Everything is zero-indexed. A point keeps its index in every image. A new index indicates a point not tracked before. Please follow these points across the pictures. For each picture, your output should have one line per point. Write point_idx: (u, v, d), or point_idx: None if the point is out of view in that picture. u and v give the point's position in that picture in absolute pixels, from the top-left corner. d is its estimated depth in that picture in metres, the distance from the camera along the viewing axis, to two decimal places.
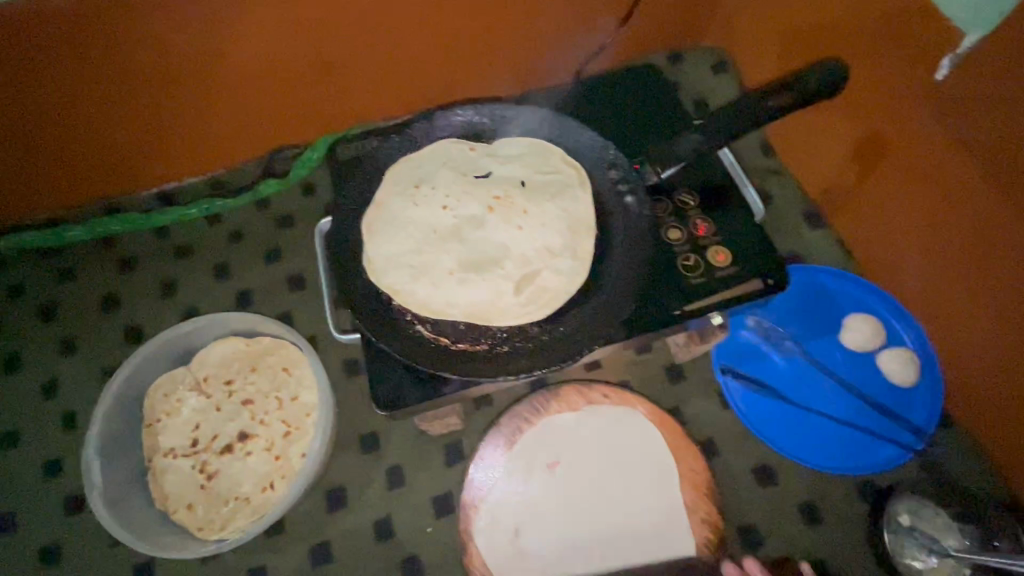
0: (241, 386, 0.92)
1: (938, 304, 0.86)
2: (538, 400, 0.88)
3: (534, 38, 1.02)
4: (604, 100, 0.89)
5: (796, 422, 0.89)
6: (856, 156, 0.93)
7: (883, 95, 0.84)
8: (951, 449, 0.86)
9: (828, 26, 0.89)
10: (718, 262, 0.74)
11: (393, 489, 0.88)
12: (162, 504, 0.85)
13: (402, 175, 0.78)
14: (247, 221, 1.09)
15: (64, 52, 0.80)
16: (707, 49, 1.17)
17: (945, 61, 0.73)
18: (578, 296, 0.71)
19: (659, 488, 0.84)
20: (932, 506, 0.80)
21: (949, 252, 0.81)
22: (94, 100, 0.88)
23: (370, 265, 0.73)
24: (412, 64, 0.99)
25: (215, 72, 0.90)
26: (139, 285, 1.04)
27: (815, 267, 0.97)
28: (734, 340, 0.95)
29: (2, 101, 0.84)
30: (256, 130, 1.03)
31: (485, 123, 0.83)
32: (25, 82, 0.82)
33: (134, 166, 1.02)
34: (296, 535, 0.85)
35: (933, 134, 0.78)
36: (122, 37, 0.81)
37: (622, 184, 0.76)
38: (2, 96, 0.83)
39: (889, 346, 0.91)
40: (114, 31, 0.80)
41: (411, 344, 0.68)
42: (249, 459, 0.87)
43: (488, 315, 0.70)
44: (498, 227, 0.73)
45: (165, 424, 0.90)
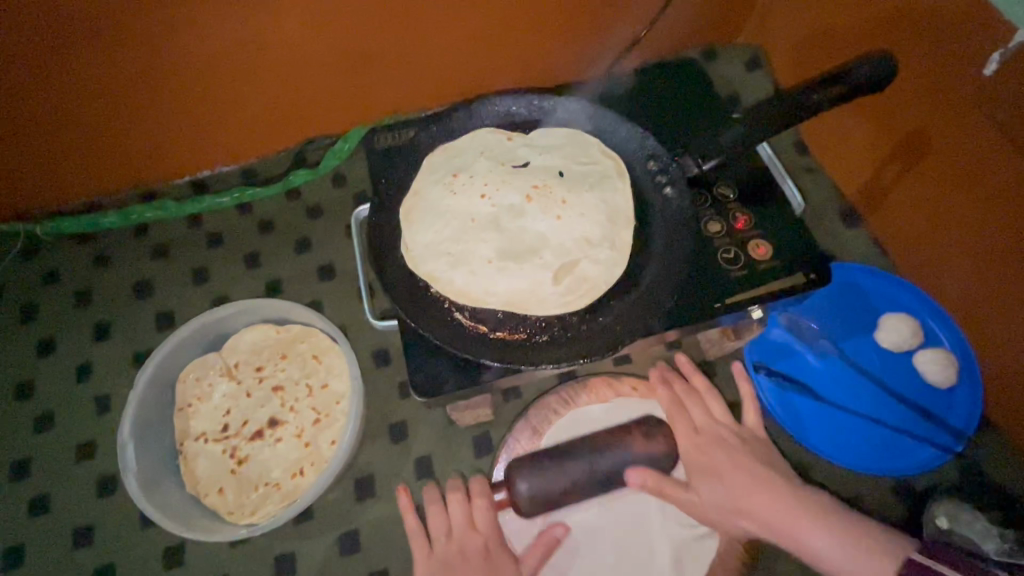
0: (271, 373, 0.92)
1: (979, 304, 0.85)
2: (566, 391, 0.87)
3: (570, 32, 1.02)
4: (642, 92, 0.89)
5: (831, 422, 0.88)
6: (897, 153, 0.91)
7: (928, 91, 0.82)
8: (991, 454, 0.85)
9: (869, 21, 0.88)
10: (758, 255, 0.73)
11: (422, 480, 0.88)
12: (194, 487, 0.85)
13: (440, 164, 0.78)
14: (279, 210, 1.10)
15: (104, 45, 0.80)
16: (741, 46, 1.16)
17: (994, 56, 0.70)
18: (617, 287, 0.71)
19: None
20: (970, 511, 0.79)
21: (994, 252, 0.79)
22: (131, 91, 0.89)
23: (409, 252, 0.73)
24: (448, 56, 0.99)
25: (250, 64, 0.90)
26: (172, 271, 1.05)
27: (850, 266, 0.96)
28: (766, 337, 0.93)
29: (39, 90, 0.84)
30: (288, 120, 1.04)
31: (522, 114, 0.83)
32: (60, 73, 0.82)
33: (168, 153, 1.03)
34: (325, 522, 0.86)
35: (980, 132, 0.76)
36: (156, 29, 0.80)
37: (661, 176, 0.76)
38: (39, 85, 0.83)
39: (926, 346, 0.90)
40: (149, 23, 0.79)
41: (450, 331, 0.68)
42: (279, 446, 0.87)
43: (527, 304, 0.69)
44: (537, 216, 0.72)
45: (196, 409, 0.90)
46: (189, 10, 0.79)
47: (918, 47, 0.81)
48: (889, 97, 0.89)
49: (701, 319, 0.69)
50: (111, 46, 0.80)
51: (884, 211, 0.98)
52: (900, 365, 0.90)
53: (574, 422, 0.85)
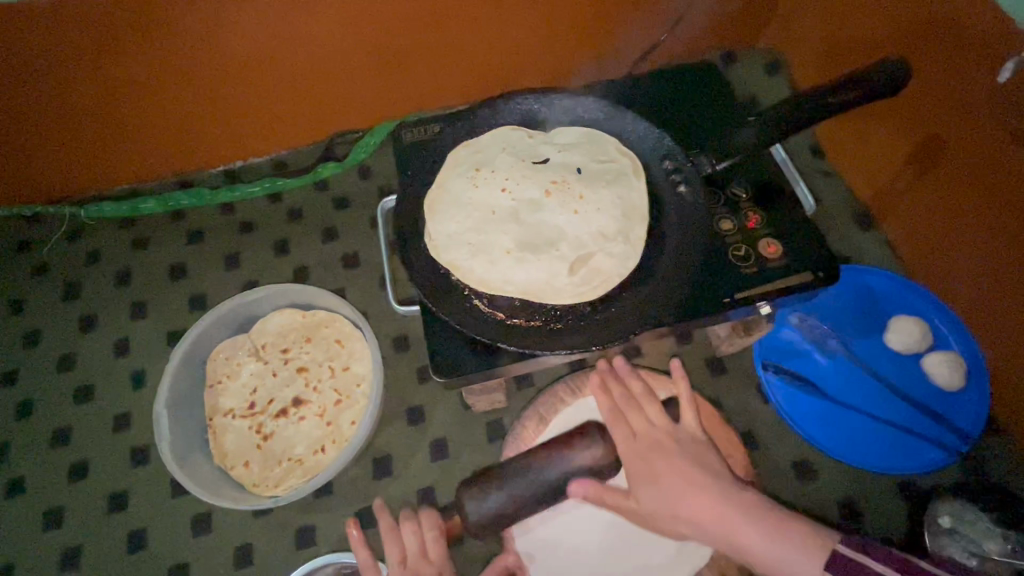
0: (296, 354, 0.97)
1: (990, 309, 0.86)
2: (575, 380, 0.88)
3: (594, 34, 1.05)
4: (661, 93, 0.92)
5: (839, 420, 0.89)
6: (912, 158, 0.93)
7: (945, 99, 0.83)
8: (996, 456, 0.86)
9: (887, 28, 0.90)
10: (768, 253, 0.75)
11: (437, 461, 0.91)
12: (221, 460, 0.90)
13: (463, 159, 0.82)
14: (306, 201, 1.15)
15: (152, 43, 0.85)
16: (762, 50, 1.18)
17: (1008, 64, 0.72)
18: (630, 279, 0.73)
19: None
20: (975, 511, 0.80)
21: (1007, 257, 0.80)
22: (174, 85, 0.94)
23: (432, 242, 0.76)
24: (473, 56, 1.03)
25: (286, 61, 0.95)
26: (205, 256, 1.11)
27: (862, 268, 0.97)
28: (776, 336, 0.95)
29: (89, 83, 0.90)
30: (318, 114, 1.09)
31: (544, 112, 0.86)
32: (110, 68, 0.88)
33: (205, 144, 1.08)
34: (344, 498, 0.90)
35: (996, 140, 0.77)
36: (201, 29, 0.85)
37: (676, 174, 0.79)
38: (90, 79, 0.89)
39: (935, 349, 0.91)
40: (195, 23, 0.84)
41: (468, 317, 0.71)
42: (302, 424, 0.92)
43: (543, 294, 0.72)
44: (555, 210, 0.76)
45: (225, 386, 0.95)
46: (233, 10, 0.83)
47: (934, 54, 0.83)
48: (905, 103, 0.90)
49: (711, 312, 0.72)
50: (159, 43, 0.86)
51: (898, 215, 0.99)
52: (909, 367, 0.92)
53: (580, 411, 0.86)
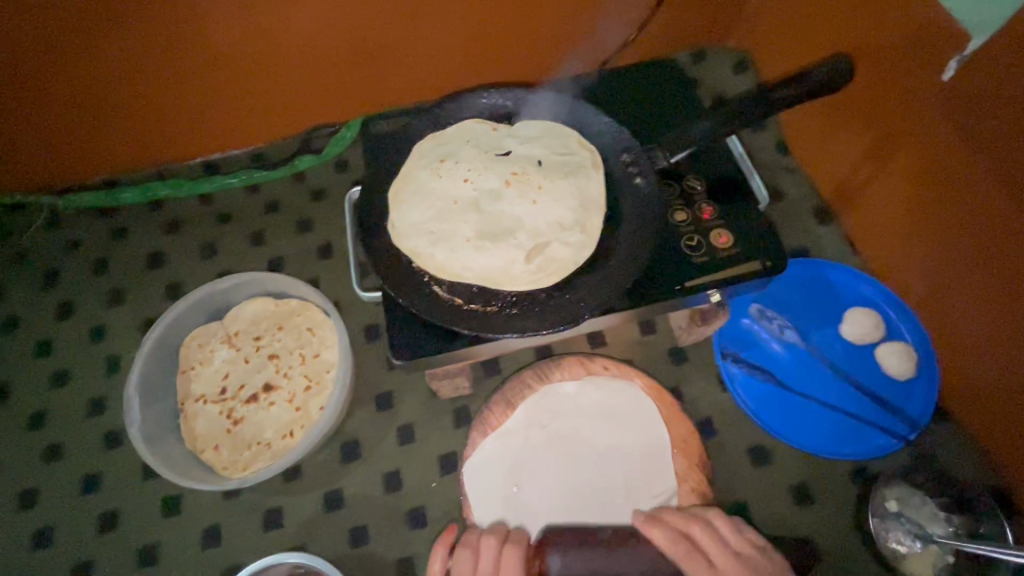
0: (268, 342, 0.99)
1: (940, 302, 0.89)
2: (541, 366, 0.90)
3: (564, 33, 1.07)
4: (625, 89, 0.94)
5: (793, 408, 0.92)
6: (869, 155, 0.95)
7: (897, 96, 0.86)
8: (944, 443, 0.89)
9: (846, 28, 0.92)
10: (719, 244, 0.77)
11: (403, 446, 0.93)
12: (192, 443, 0.92)
13: (428, 150, 0.84)
14: (283, 193, 1.17)
15: (131, 37, 0.88)
16: (730, 50, 1.21)
17: (952, 62, 0.76)
18: (584, 267, 0.76)
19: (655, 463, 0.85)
20: (921, 495, 0.83)
21: (955, 249, 0.83)
22: (151, 75, 0.95)
23: (394, 230, 0.78)
24: (446, 53, 1.05)
25: (262, 54, 0.96)
26: (182, 246, 1.13)
27: (820, 262, 1.00)
28: (736, 326, 0.98)
29: (71, 76, 0.92)
30: (295, 108, 1.11)
31: (508, 106, 0.89)
32: (91, 61, 0.90)
33: (182, 135, 1.10)
34: (312, 481, 0.92)
35: (943, 136, 0.80)
36: (179, 25, 0.88)
37: (632, 167, 0.81)
38: (71, 72, 0.91)
39: (887, 340, 0.94)
40: (173, 19, 0.87)
41: (426, 301, 0.74)
42: (272, 409, 0.94)
43: (499, 280, 0.75)
44: (514, 200, 0.78)
45: (198, 372, 0.97)
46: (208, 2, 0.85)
47: (892, 51, 0.85)
48: (862, 100, 0.93)
49: (661, 299, 0.75)
50: (135, 33, 0.87)
51: (857, 210, 1.02)
52: (864, 358, 0.94)
53: (546, 397, 0.89)
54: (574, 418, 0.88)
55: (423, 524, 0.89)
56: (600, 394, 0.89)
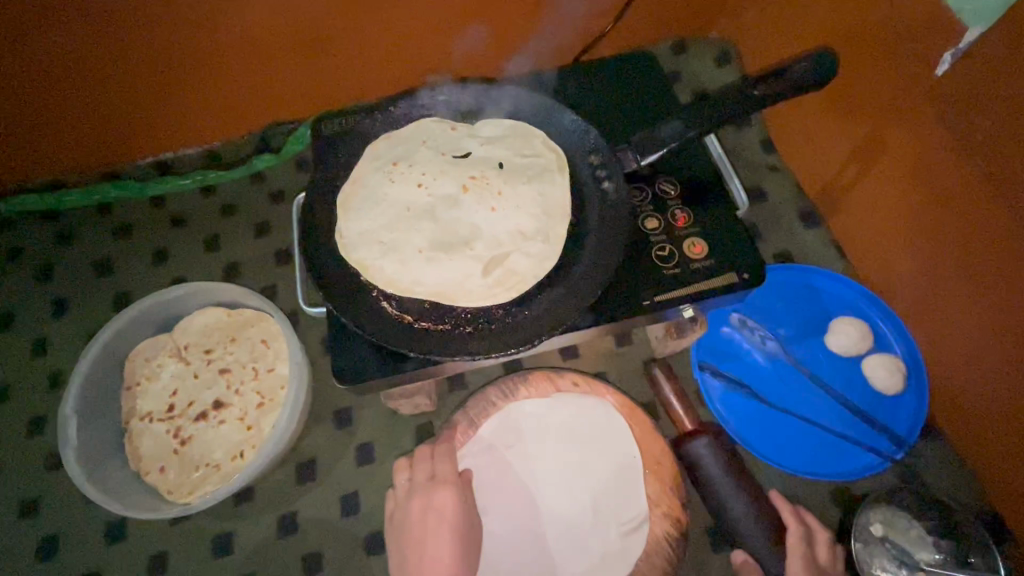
0: (219, 355, 0.93)
1: (930, 312, 0.84)
2: (507, 383, 0.84)
3: (534, 24, 1.00)
4: (595, 84, 0.87)
5: (774, 424, 0.87)
6: (856, 154, 0.90)
7: (887, 93, 0.80)
8: (933, 461, 0.84)
9: (834, 18, 0.86)
10: (693, 253, 0.72)
11: (362, 466, 0.88)
12: (136, 465, 0.86)
13: (380, 153, 0.78)
14: (240, 194, 1.10)
15: (63, 34, 0.81)
16: (713, 40, 1.14)
17: (946, 57, 0.70)
18: (546, 280, 0.70)
19: (625, 488, 0.79)
20: (909, 519, 0.78)
21: (944, 258, 0.78)
22: (88, 73, 0.88)
23: (342, 240, 0.72)
24: (407, 45, 0.98)
25: (208, 49, 0.89)
26: (132, 252, 1.06)
27: (805, 267, 0.94)
28: (715, 337, 0.93)
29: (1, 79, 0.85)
30: (250, 104, 1.04)
31: (468, 103, 0.82)
32: (21, 63, 0.84)
33: (130, 135, 1.03)
34: (265, 504, 0.87)
35: (936, 137, 0.74)
36: (114, 22, 0.81)
37: (600, 170, 0.75)
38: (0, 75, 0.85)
39: (875, 352, 0.88)
40: (106, 15, 0.80)
41: (373, 319, 0.68)
42: (221, 428, 0.88)
43: (454, 295, 0.69)
44: (472, 207, 0.72)
45: (144, 389, 0.91)
46: None
47: (883, 44, 0.78)
48: (849, 96, 0.87)
49: (628, 314, 0.69)
50: (65, 29, 0.80)
51: (844, 212, 0.96)
52: (849, 370, 0.89)
53: (511, 416, 0.83)
54: (542, 440, 0.83)
55: (381, 549, 0.84)
56: (570, 414, 0.83)
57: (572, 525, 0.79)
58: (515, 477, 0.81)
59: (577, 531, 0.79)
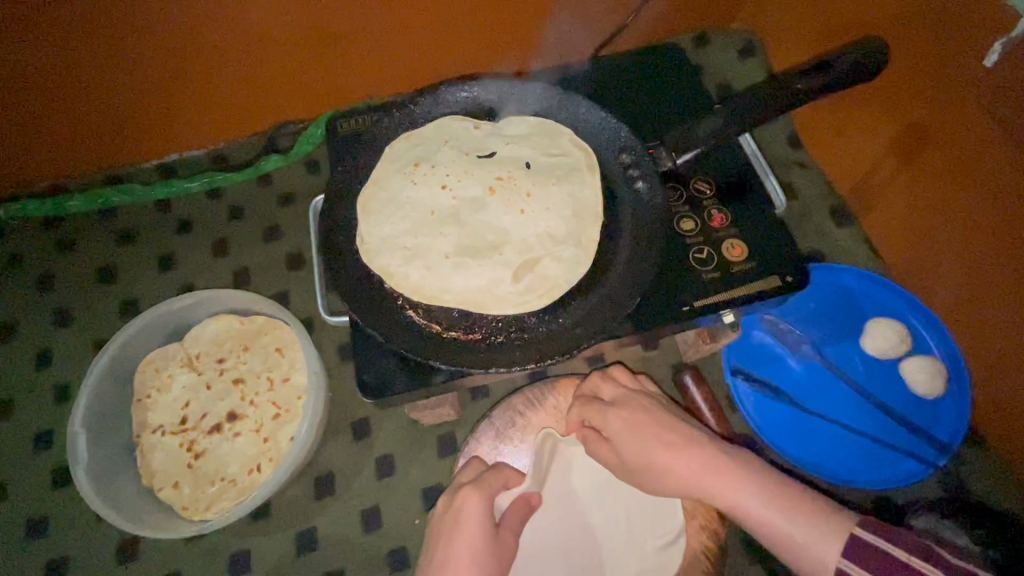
0: (232, 365, 0.90)
1: (972, 312, 0.80)
2: (533, 392, 0.82)
3: (554, 16, 0.96)
4: (622, 79, 0.84)
5: (809, 430, 0.84)
6: (892, 149, 0.86)
7: (926, 87, 0.77)
8: (976, 467, 0.81)
9: (870, 6, 0.82)
10: (732, 256, 0.68)
11: (382, 479, 0.85)
12: (149, 481, 0.83)
13: (401, 153, 0.74)
14: (249, 197, 1.07)
15: (63, 37, 0.78)
16: (736, 32, 1.10)
17: (996, 45, 0.65)
18: (580, 287, 0.67)
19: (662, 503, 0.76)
20: (953, 528, 0.75)
21: (989, 259, 0.75)
22: (90, 72, 0.84)
23: (363, 246, 0.69)
24: (423, 39, 0.95)
25: (213, 44, 0.85)
26: (137, 258, 1.03)
27: (838, 267, 0.91)
28: (746, 340, 0.89)
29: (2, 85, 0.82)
30: (257, 102, 1.00)
31: (491, 100, 0.79)
32: (22, 67, 0.80)
33: (134, 135, 0.99)
34: (284, 519, 0.83)
35: (981, 132, 0.71)
36: (118, 23, 0.78)
37: (633, 169, 0.71)
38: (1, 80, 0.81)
39: (913, 354, 0.85)
40: (109, 17, 0.76)
41: (400, 329, 0.64)
42: (237, 441, 0.85)
43: (483, 303, 0.66)
44: (499, 210, 0.69)
45: (155, 401, 0.88)
46: None
47: (923, 36, 0.75)
48: (884, 89, 0.84)
49: (668, 321, 0.65)
50: (63, 26, 0.76)
51: (876, 210, 0.93)
52: (886, 373, 0.86)
53: (541, 426, 0.80)
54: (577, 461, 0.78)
55: (405, 564, 0.81)
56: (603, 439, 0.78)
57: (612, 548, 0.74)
58: (553, 504, 0.76)
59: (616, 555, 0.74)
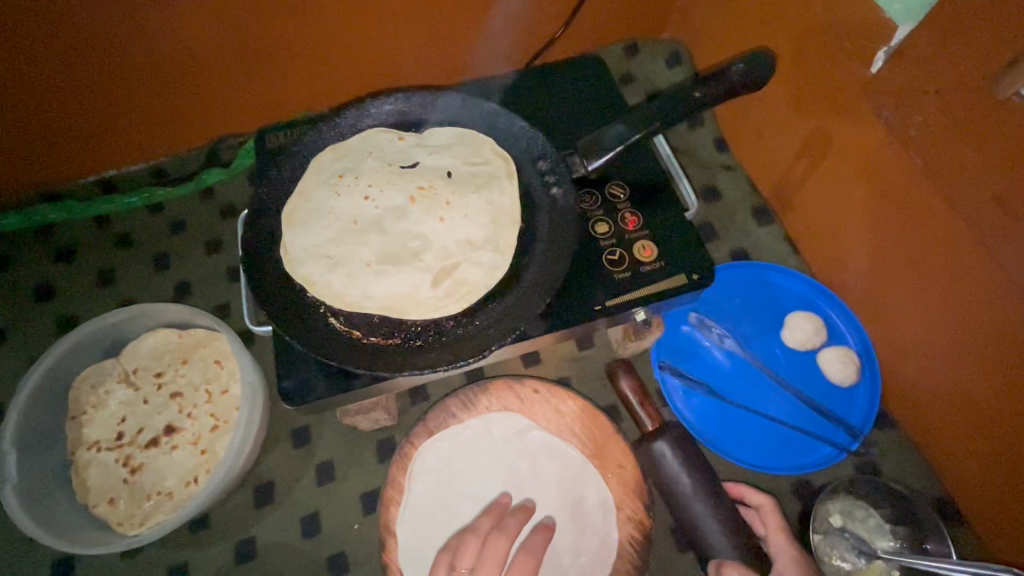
0: (170, 378, 0.90)
1: (877, 300, 0.85)
2: (467, 394, 0.84)
3: (484, 29, 1.00)
4: (544, 88, 0.87)
5: (733, 420, 0.88)
6: (803, 152, 0.91)
7: (827, 93, 0.82)
8: (889, 450, 0.86)
9: (776, 16, 0.87)
10: (643, 257, 0.72)
11: (321, 486, 0.86)
12: (84, 498, 0.83)
13: (326, 165, 0.76)
14: (190, 211, 1.07)
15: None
16: (665, 41, 1.15)
17: (880, 54, 0.72)
18: (497, 290, 0.69)
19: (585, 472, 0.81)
20: (865, 508, 0.81)
21: (892, 253, 0.80)
22: (22, 84, 0.84)
23: (287, 256, 0.71)
24: (354, 53, 0.97)
25: (148, 56, 0.86)
26: (76, 274, 1.02)
27: (761, 264, 0.96)
28: (675, 336, 0.93)
29: None
30: (198, 116, 1.01)
31: (416, 112, 0.81)
32: None
33: (71, 152, 0.99)
34: (223, 530, 0.84)
35: (875, 133, 0.76)
36: (58, 40, 0.79)
37: (549, 176, 0.74)
38: None
39: (830, 344, 0.90)
40: (48, 33, 0.78)
41: (321, 337, 0.66)
42: (174, 454, 0.85)
43: (403, 309, 0.68)
44: (420, 218, 0.72)
45: (91, 417, 0.88)
46: (84, 12, 0.76)
47: (820, 46, 0.81)
48: (790, 95, 0.89)
49: (581, 319, 0.69)
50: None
51: (795, 209, 0.97)
52: (804, 364, 0.91)
53: (474, 427, 0.83)
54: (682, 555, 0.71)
55: (344, 570, 0.82)
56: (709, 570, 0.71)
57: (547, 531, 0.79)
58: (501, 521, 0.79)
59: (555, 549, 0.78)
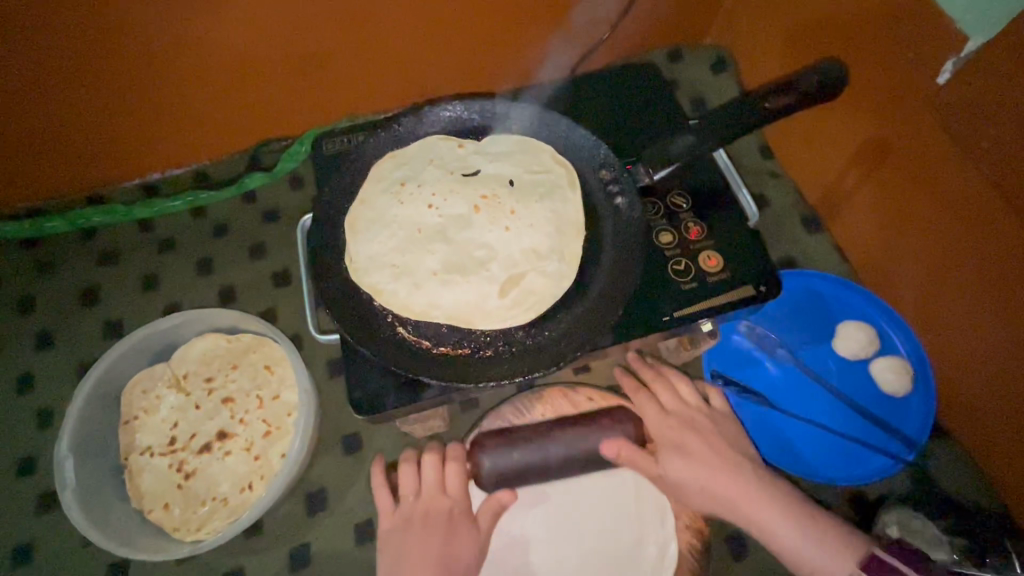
0: (220, 384, 0.90)
1: (934, 311, 0.85)
2: (522, 401, 0.84)
3: (533, 34, 0.99)
4: (599, 100, 0.88)
5: (786, 430, 0.88)
6: (857, 160, 0.90)
7: (885, 102, 0.81)
8: (944, 461, 0.86)
9: (827, 24, 0.87)
10: (709, 267, 0.72)
11: (374, 492, 0.86)
12: (138, 503, 0.83)
13: (387, 172, 0.76)
14: (233, 214, 1.07)
15: (52, 57, 0.78)
16: (708, 47, 1.15)
17: (947, 65, 0.70)
18: (565, 300, 0.69)
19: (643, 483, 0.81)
20: (922, 518, 0.80)
21: (953, 265, 0.79)
22: (60, 84, 0.82)
23: (353, 264, 0.70)
24: (402, 57, 0.96)
25: (189, 55, 0.84)
26: (120, 277, 1.02)
27: (810, 272, 0.95)
28: (726, 345, 0.93)
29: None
30: (239, 120, 1.00)
31: (475, 120, 0.81)
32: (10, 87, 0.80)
33: (115, 156, 0.99)
34: (277, 536, 0.84)
35: (937, 145, 0.75)
36: (111, 44, 0.79)
37: (613, 185, 0.74)
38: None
39: (882, 354, 0.90)
40: (101, 38, 0.78)
41: (391, 347, 0.66)
42: (227, 459, 0.85)
43: (471, 319, 0.67)
44: (485, 227, 0.71)
45: (143, 422, 0.88)
46: (138, 18, 0.76)
47: (876, 55, 0.80)
48: (844, 103, 0.88)
49: (648, 331, 0.69)
50: (28, 33, 0.74)
51: (844, 218, 0.97)
52: (857, 373, 0.90)
53: None
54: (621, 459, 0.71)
55: None
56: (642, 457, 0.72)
57: (607, 530, 0.80)
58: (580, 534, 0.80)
59: (614, 552, 0.79)
